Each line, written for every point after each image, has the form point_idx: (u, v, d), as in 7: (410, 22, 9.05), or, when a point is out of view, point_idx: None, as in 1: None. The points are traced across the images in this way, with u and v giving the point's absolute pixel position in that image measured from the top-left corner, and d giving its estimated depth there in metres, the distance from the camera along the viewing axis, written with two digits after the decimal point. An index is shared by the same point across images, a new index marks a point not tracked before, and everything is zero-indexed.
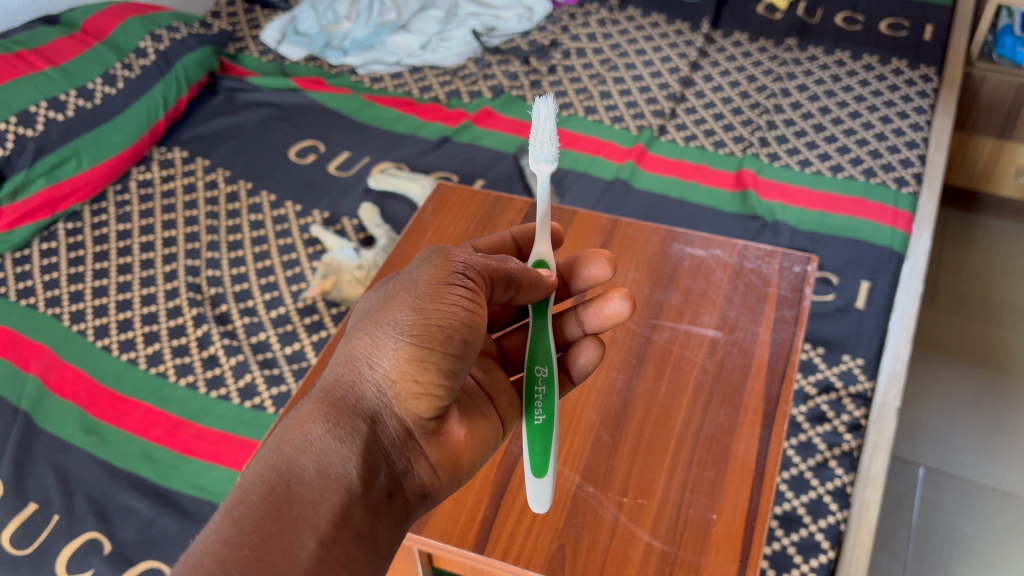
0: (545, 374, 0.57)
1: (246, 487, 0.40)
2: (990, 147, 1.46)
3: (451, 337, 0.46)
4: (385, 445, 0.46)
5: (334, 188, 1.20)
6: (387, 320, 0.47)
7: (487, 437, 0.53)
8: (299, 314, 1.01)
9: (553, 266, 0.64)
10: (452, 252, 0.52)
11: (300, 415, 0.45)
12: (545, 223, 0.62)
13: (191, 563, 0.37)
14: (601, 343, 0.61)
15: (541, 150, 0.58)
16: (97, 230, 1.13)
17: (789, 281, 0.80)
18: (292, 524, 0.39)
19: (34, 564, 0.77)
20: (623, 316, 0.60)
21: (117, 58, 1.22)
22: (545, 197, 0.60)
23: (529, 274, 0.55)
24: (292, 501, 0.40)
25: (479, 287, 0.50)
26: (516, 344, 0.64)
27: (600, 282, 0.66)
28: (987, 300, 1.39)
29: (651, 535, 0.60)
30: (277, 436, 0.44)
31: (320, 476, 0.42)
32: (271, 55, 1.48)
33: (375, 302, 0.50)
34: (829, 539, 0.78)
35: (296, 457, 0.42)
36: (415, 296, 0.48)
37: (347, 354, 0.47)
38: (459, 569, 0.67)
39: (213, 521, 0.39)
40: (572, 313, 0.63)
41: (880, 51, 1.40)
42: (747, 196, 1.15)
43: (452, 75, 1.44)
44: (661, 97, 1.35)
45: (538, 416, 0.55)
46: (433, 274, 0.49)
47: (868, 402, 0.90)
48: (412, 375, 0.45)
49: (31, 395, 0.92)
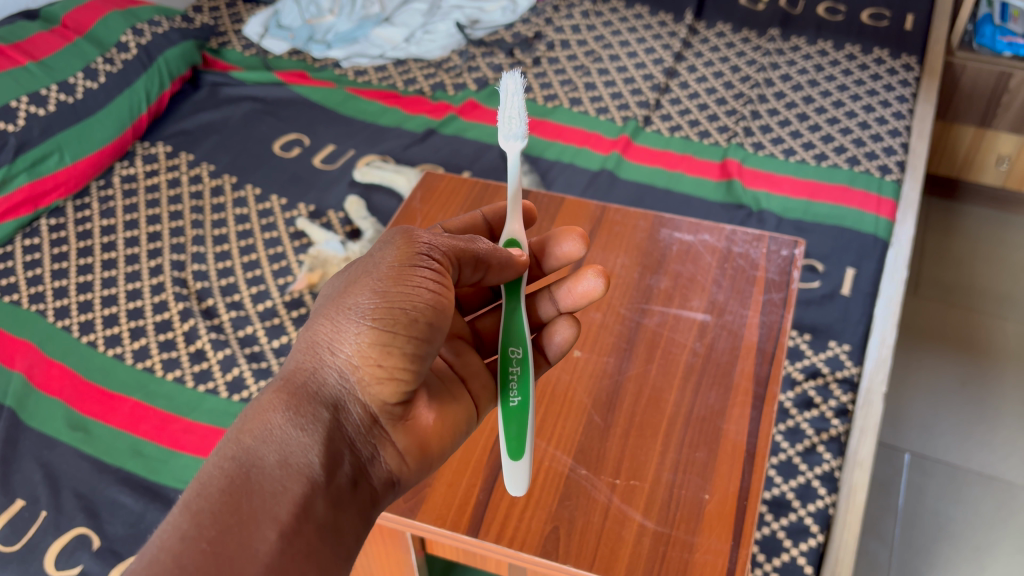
0: (519, 355, 0.56)
1: (205, 478, 0.40)
2: (971, 134, 1.48)
3: (415, 320, 0.46)
4: (349, 433, 0.46)
5: (319, 181, 1.20)
6: (348, 304, 0.47)
7: (460, 421, 0.53)
8: (286, 307, 1.01)
9: (524, 245, 0.63)
10: (417, 233, 0.51)
11: (260, 404, 0.44)
12: (516, 204, 0.62)
13: (149, 558, 0.36)
14: (576, 322, 0.61)
15: (510, 128, 0.58)
16: (81, 225, 1.12)
17: (777, 264, 0.80)
18: (252, 516, 0.39)
19: (22, 561, 0.77)
20: (597, 294, 0.61)
21: (99, 53, 1.21)
22: (516, 176, 0.60)
23: (498, 254, 0.55)
24: (251, 492, 0.40)
25: (444, 268, 0.50)
26: (489, 328, 0.64)
27: (574, 261, 0.66)
28: (968, 287, 1.40)
29: (644, 516, 0.60)
30: (235, 427, 0.43)
31: (281, 466, 0.41)
32: (254, 49, 1.47)
33: (339, 285, 0.50)
34: (818, 523, 0.79)
35: (256, 447, 0.42)
36: (377, 279, 0.48)
37: (309, 340, 0.47)
38: (452, 554, 0.67)
39: (171, 515, 0.39)
40: (546, 292, 0.63)
41: (861, 41, 1.41)
42: (732, 185, 1.16)
43: (437, 67, 1.43)
44: (645, 88, 1.35)
45: (514, 397, 0.55)
46: (396, 256, 0.49)
47: (854, 387, 0.91)
48: (375, 359, 0.45)
49: (16, 391, 0.91)
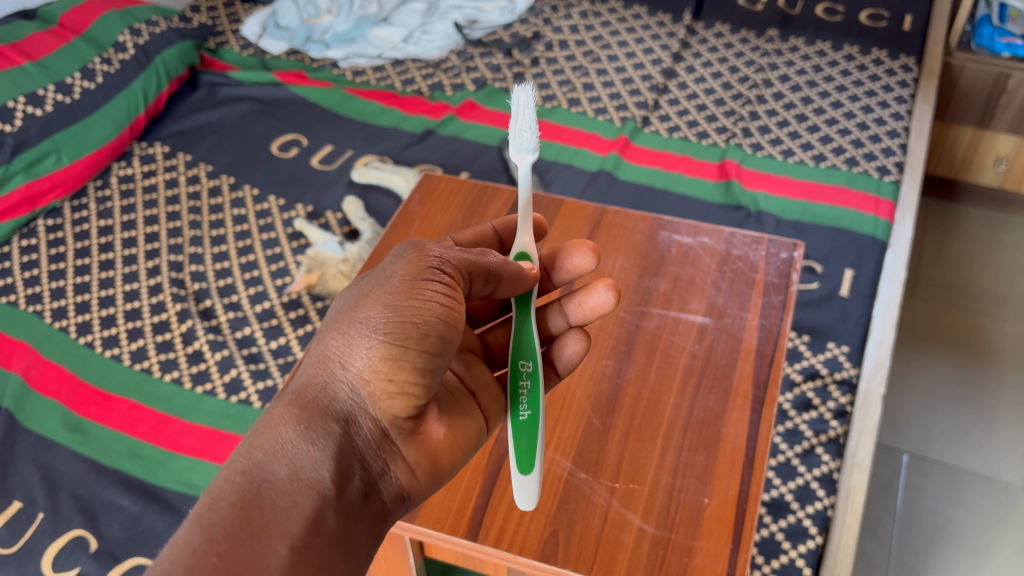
0: (529, 368, 0.57)
1: (216, 492, 0.40)
2: (969, 135, 1.48)
3: (427, 334, 0.46)
4: (359, 448, 0.46)
5: (317, 182, 1.19)
6: (359, 318, 0.47)
7: (470, 434, 0.53)
8: (284, 308, 1.01)
9: (535, 258, 0.63)
10: (428, 246, 0.51)
11: (271, 418, 0.44)
12: (527, 217, 0.62)
13: (159, 572, 0.36)
14: (587, 335, 0.60)
15: (522, 141, 0.58)
16: (78, 225, 1.12)
17: (776, 267, 0.80)
18: (263, 530, 0.39)
19: (19, 563, 0.77)
20: (607, 308, 0.61)
21: (96, 53, 1.21)
22: (527, 188, 0.60)
23: (508, 267, 0.55)
24: (262, 507, 0.40)
25: (455, 281, 0.50)
26: (500, 340, 0.63)
27: (585, 274, 0.66)
28: (966, 288, 1.40)
29: (643, 520, 0.60)
30: (246, 441, 0.43)
31: (291, 480, 0.41)
32: (252, 49, 1.47)
33: (350, 298, 0.49)
34: (817, 525, 0.79)
35: (267, 461, 0.42)
36: (388, 293, 0.47)
37: (320, 354, 0.47)
38: (451, 558, 0.67)
39: (182, 529, 0.38)
40: (557, 305, 0.63)
41: (860, 41, 1.41)
42: (731, 186, 1.16)
43: (435, 67, 1.43)
44: (644, 88, 1.35)
45: (524, 411, 0.55)
46: (408, 269, 0.49)
47: (853, 388, 0.91)
48: (386, 374, 0.45)
49: (14, 392, 0.90)
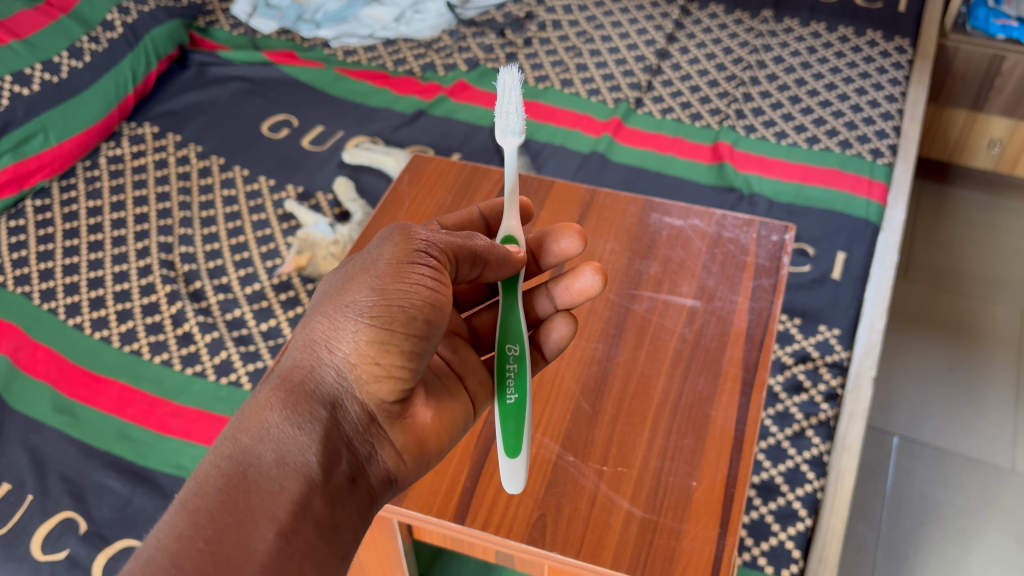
0: (516, 352, 0.56)
1: (202, 478, 0.40)
2: (963, 118, 1.47)
3: (413, 317, 0.46)
4: (346, 432, 0.46)
5: (308, 163, 1.19)
6: (345, 301, 0.46)
7: (456, 418, 0.53)
8: (274, 290, 1.00)
9: (522, 241, 0.63)
10: (415, 229, 0.51)
11: (256, 403, 0.44)
12: (513, 198, 0.62)
13: (144, 557, 0.36)
14: (574, 318, 0.60)
15: (507, 123, 0.58)
16: (67, 206, 1.11)
17: (767, 250, 0.80)
18: (249, 515, 0.39)
19: (8, 545, 0.76)
20: (594, 290, 0.60)
21: (84, 32, 1.19)
22: (514, 171, 0.59)
23: (495, 250, 0.54)
24: (248, 492, 0.40)
25: (442, 265, 0.50)
26: (486, 324, 0.63)
27: (571, 256, 0.66)
28: (959, 271, 1.40)
29: (631, 504, 0.60)
30: (232, 425, 0.43)
31: (278, 465, 0.41)
32: (242, 28, 1.45)
33: (336, 282, 0.49)
34: (806, 507, 0.79)
35: (253, 446, 0.42)
36: (374, 276, 0.47)
37: (306, 338, 0.46)
38: (439, 541, 0.67)
39: (168, 513, 0.38)
40: (544, 289, 0.62)
41: (854, 23, 1.40)
42: (723, 168, 1.15)
43: (427, 47, 1.41)
44: (637, 69, 1.34)
45: (510, 395, 0.55)
46: (394, 252, 0.48)
47: (844, 371, 0.91)
48: (373, 358, 0.45)
49: (2, 374, 0.90)
